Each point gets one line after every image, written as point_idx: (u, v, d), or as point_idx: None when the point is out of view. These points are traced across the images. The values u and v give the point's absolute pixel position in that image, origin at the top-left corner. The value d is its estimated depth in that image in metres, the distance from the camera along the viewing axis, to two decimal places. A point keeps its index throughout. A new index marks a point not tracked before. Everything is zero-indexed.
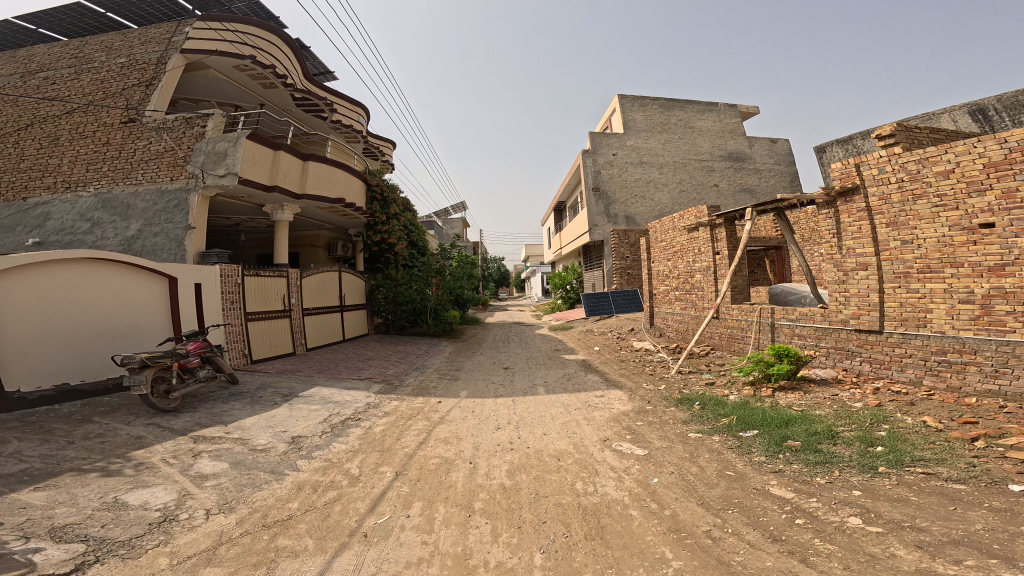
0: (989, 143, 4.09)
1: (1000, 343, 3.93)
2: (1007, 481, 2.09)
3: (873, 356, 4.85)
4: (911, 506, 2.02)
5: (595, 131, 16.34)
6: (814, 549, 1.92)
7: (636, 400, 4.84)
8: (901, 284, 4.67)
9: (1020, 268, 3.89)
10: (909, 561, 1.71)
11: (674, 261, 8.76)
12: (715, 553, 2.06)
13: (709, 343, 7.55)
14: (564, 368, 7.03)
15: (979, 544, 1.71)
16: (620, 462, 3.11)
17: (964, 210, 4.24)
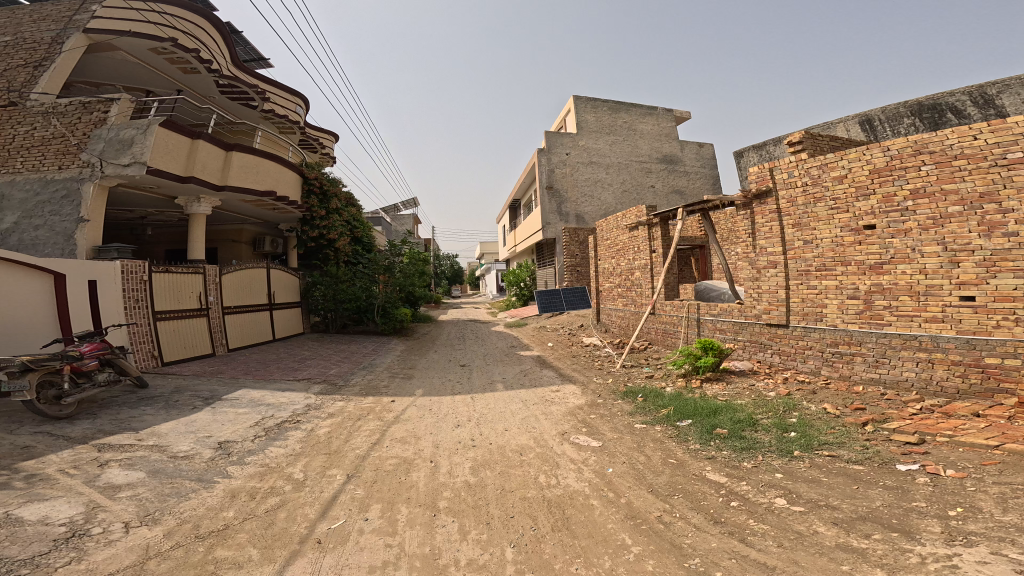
0: (875, 152, 4.78)
1: (879, 335, 4.64)
2: (895, 461, 2.58)
3: (781, 349, 5.54)
4: (824, 486, 2.47)
5: (550, 131, 16.71)
6: (751, 529, 2.27)
7: (588, 394, 5.13)
8: (803, 280, 5.36)
9: (894, 267, 4.61)
10: (830, 536, 2.11)
11: (617, 258, 9.23)
12: (668, 536, 2.35)
13: (646, 337, 8.09)
14: (519, 365, 7.22)
15: (882, 520, 2.14)
16: (578, 454, 3.35)
17: (852, 212, 4.92)
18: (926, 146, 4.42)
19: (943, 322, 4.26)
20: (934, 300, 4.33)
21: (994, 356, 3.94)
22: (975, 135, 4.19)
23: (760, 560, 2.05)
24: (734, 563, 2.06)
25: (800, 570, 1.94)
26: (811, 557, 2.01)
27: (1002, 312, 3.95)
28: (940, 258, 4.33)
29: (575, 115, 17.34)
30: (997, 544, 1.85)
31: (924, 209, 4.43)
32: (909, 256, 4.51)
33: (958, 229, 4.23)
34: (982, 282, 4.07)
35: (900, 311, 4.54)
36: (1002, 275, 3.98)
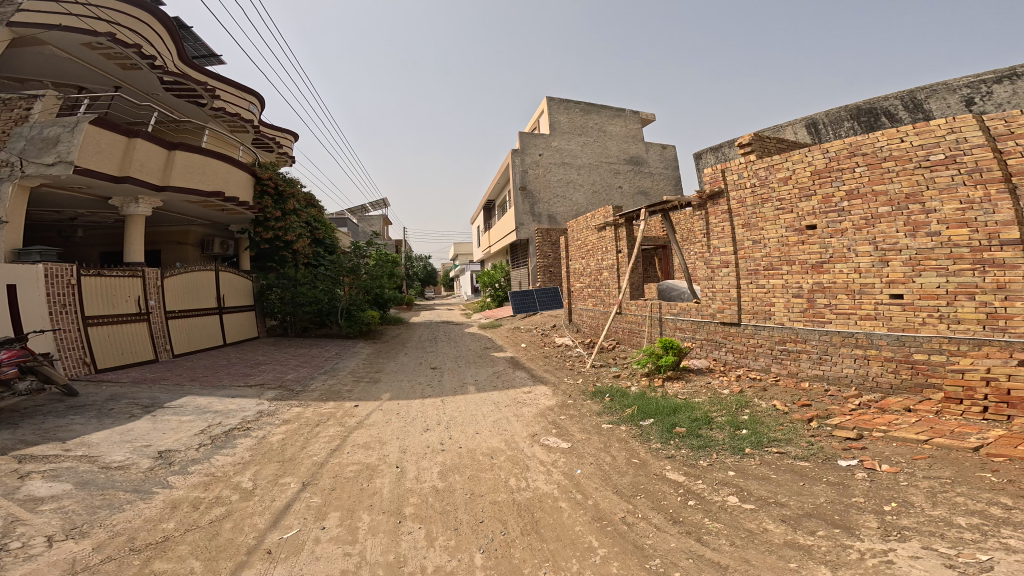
0: (816, 154, 5.19)
1: (821, 332, 5.02)
2: (837, 457, 2.84)
3: (734, 347, 5.89)
4: (773, 483, 2.68)
5: (524, 131, 16.81)
6: (706, 529, 2.42)
7: (559, 394, 5.29)
8: (753, 280, 5.74)
9: (832, 266, 5.01)
10: (778, 534, 2.30)
11: (587, 259, 9.50)
12: (632, 538, 2.46)
13: (614, 337, 8.41)
14: (493, 367, 7.32)
15: (825, 517, 2.35)
16: (548, 456, 3.48)
17: (796, 213, 5.31)
18: (860, 148, 4.84)
19: (875, 320, 4.65)
20: (867, 298, 4.73)
21: (921, 352, 4.31)
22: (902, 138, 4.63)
23: (715, 560, 2.19)
24: (691, 563, 2.19)
25: (751, 568, 2.11)
26: (760, 555, 2.19)
27: (924, 309, 4.35)
28: (872, 258, 4.75)
29: (548, 116, 17.47)
30: (927, 538, 2.08)
31: (858, 209, 4.83)
32: (844, 255, 4.94)
33: (888, 228, 4.66)
34: (909, 280, 4.47)
35: (839, 309, 4.93)
36: (923, 274, 4.39)
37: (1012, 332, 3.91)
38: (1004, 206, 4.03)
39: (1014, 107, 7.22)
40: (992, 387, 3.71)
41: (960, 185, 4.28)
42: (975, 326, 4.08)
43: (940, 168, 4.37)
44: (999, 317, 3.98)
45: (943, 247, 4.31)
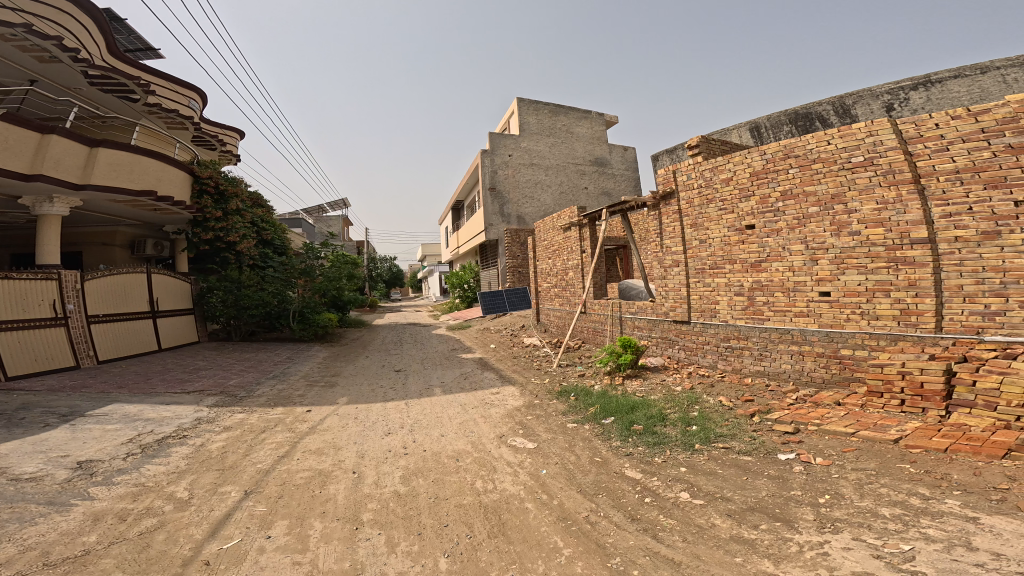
0: (755, 155, 5.72)
1: (761, 329, 5.58)
2: (777, 451, 3.16)
3: (686, 344, 6.46)
4: (720, 479, 2.91)
5: (493, 132, 17.16)
6: (661, 526, 2.57)
7: (526, 394, 5.58)
8: (700, 278, 6.34)
9: (769, 263, 5.58)
10: (725, 529, 2.48)
11: (554, 259, 10.02)
12: (593, 536, 2.55)
13: (580, 336, 8.97)
14: (461, 368, 7.59)
15: (767, 510, 2.57)
16: (515, 457, 3.64)
17: (737, 213, 5.89)
18: (793, 150, 5.39)
19: (808, 317, 5.22)
20: (800, 296, 5.31)
21: (848, 348, 4.86)
22: (829, 141, 5.16)
23: (669, 556, 2.33)
24: (648, 561, 2.31)
25: (703, 564, 2.25)
26: (709, 550, 2.35)
27: (848, 306, 4.93)
28: (803, 256, 5.31)
29: (517, 117, 17.89)
30: (858, 530, 2.34)
31: (792, 209, 5.39)
32: (779, 253, 5.52)
33: (815, 229, 5.24)
34: (834, 278, 5.06)
35: (776, 306, 5.50)
36: (847, 271, 4.97)
37: (923, 327, 4.47)
38: (913, 206, 4.58)
39: (928, 112, 8.26)
40: (908, 381, 4.16)
41: (877, 185, 4.82)
42: (891, 322, 4.66)
43: (861, 170, 4.91)
44: (910, 315, 4.55)
45: (863, 246, 4.90)
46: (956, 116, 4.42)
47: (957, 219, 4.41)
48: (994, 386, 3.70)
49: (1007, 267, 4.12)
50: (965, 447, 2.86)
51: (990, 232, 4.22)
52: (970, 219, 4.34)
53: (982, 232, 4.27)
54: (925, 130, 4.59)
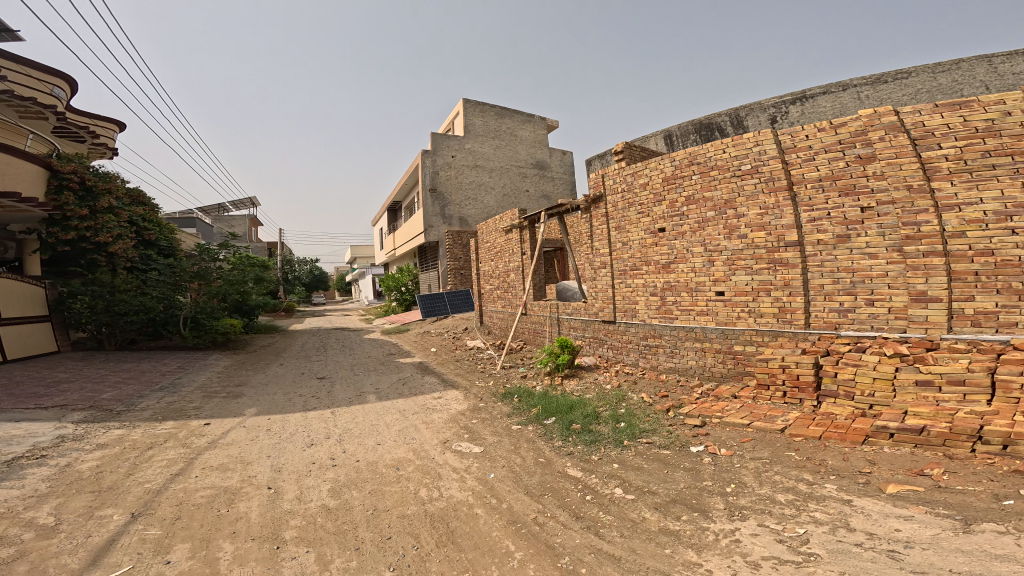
0: (666, 162, 7.91)
1: (670, 327, 7.79)
2: (690, 445, 4.76)
3: (613, 345, 8.83)
4: (644, 474, 4.13)
5: (436, 134, 21.46)
6: (604, 524, 3.28)
7: (468, 400, 7.64)
8: (624, 280, 8.63)
9: (676, 265, 7.81)
10: (654, 523, 3.25)
11: (497, 261, 13.29)
12: (544, 539, 3.13)
13: (522, 336, 11.83)
14: (400, 372, 10.27)
15: (686, 501, 3.57)
16: (460, 465, 4.79)
17: (652, 216, 8.12)
18: (697, 157, 7.52)
19: (708, 315, 7.35)
20: (700, 294, 7.48)
21: (740, 344, 6.93)
22: (724, 149, 7.24)
23: (611, 553, 2.91)
24: (592, 558, 2.89)
25: (636, 556, 2.90)
26: (642, 543, 3.05)
27: (738, 304, 7.05)
28: (703, 257, 7.46)
29: (464, 116, 22.56)
30: (761, 516, 3.39)
31: (694, 213, 7.54)
32: (684, 255, 7.70)
33: (712, 232, 7.37)
34: (727, 278, 7.19)
35: (682, 305, 7.69)
36: (737, 272, 7.09)
37: (796, 322, 6.52)
38: (786, 213, 6.63)
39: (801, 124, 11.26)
40: (789, 376, 6.13)
41: (761, 191, 6.86)
42: (772, 319, 6.72)
43: (748, 177, 6.97)
44: (786, 311, 6.62)
45: (749, 249, 6.98)
46: (821, 130, 6.45)
47: (819, 224, 6.46)
48: (844, 373, 5.72)
49: (853, 267, 6.16)
50: (836, 435, 4.95)
51: (841, 236, 6.27)
52: (827, 226, 6.40)
53: (837, 235, 6.32)
54: (798, 143, 6.64)
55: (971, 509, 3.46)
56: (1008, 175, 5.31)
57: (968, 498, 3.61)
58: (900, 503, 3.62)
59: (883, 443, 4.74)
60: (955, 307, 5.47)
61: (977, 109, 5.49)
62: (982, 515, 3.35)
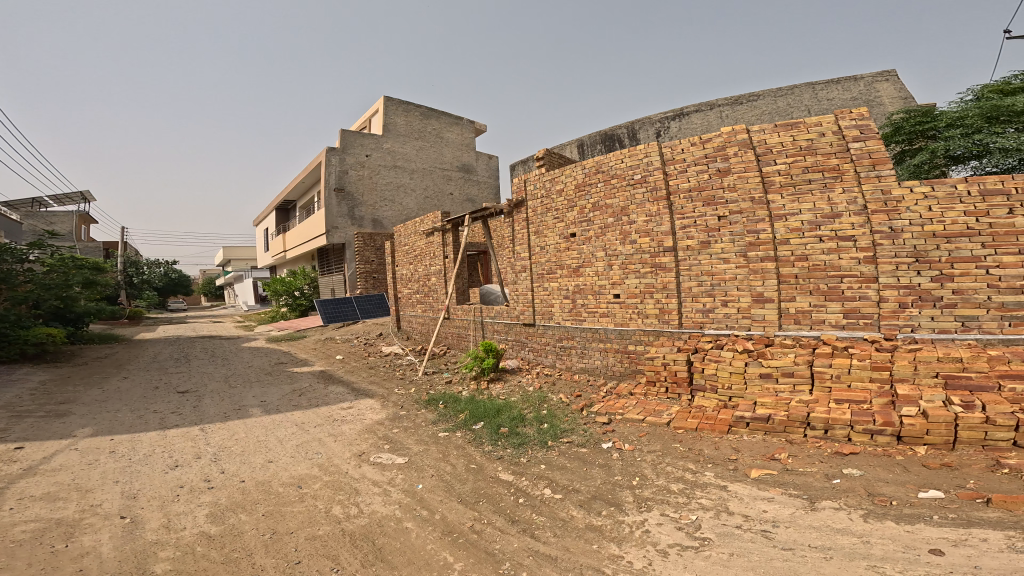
0: (578, 170, 8.27)
1: (579, 329, 8.22)
2: (600, 442, 5.45)
3: (534, 347, 9.05)
4: (571, 472, 4.72)
5: (347, 131, 21.11)
6: (536, 524, 3.76)
7: (384, 409, 7.46)
8: (541, 283, 8.91)
9: (583, 270, 8.23)
10: (581, 518, 3.83)
11: (415, 265, 13.11)
12: (483, 547, 3.47)
13: (444, 342, 11.75)
14: (296, 382, 9.62)
15: (604, 496, 4.17)
16: (380, 477, 4.83)
17: (566, 222, 8.48)
18: (603, 166, 7.95)
19: (608, 317, 7.88)
20: (602, 297, 7.97)
21: (634, 343, 7.53)
22: (622, 159, 7.74)
23: (546, 553, 3.36)
24: (532, 560, 3.28)
25: (572, 553, 3.35)
26: (574, 540, 3.53)
27: (631, 305, 7.61)
28: (604, 262, 7.94)
29: (385, 115, 22.56)
30: (661, 506, 3.98)
31: (599, 218, 8.00)
32: (589, 260, 8.14)
33: (610, 238, 7.87)
34: (622, 281, 7.73)
35: (589, 307, 8.13)
36: (629, 275, 7.64)
37: (670, 321, 7.22)
38: (664, 220, 7.28)
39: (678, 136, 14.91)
40: (670, 373, 6.76)
41: (646, 201, 7.45)
42: (654, 319, 7.34)
43: (638, 186, 7.54)
44: (664, 312, 7.28)
45: (637, 253, 7.55)
46: (692, 144, 7.14)
47: (688, 230, 7.15)
48: (708, 369, 6.39)
49: (712, 271, 6.94)
50: (707, 426, 5.59)
51: (704, 242, 7.01)
52: (693, 232, 7.10)
53: (700, 241, 7.04)
54: (676, 155, 7.28)
55: (811, 489, 4.16)
56: (819, 189, 6.33)
57: (808, 478, 4.35)
58: (761, 486, 4.27)
59: (741, 430, 5.45)
60: (783, 306, 6.45)
61: (803, 130, 6.47)
62: (821, 493, 4.08)
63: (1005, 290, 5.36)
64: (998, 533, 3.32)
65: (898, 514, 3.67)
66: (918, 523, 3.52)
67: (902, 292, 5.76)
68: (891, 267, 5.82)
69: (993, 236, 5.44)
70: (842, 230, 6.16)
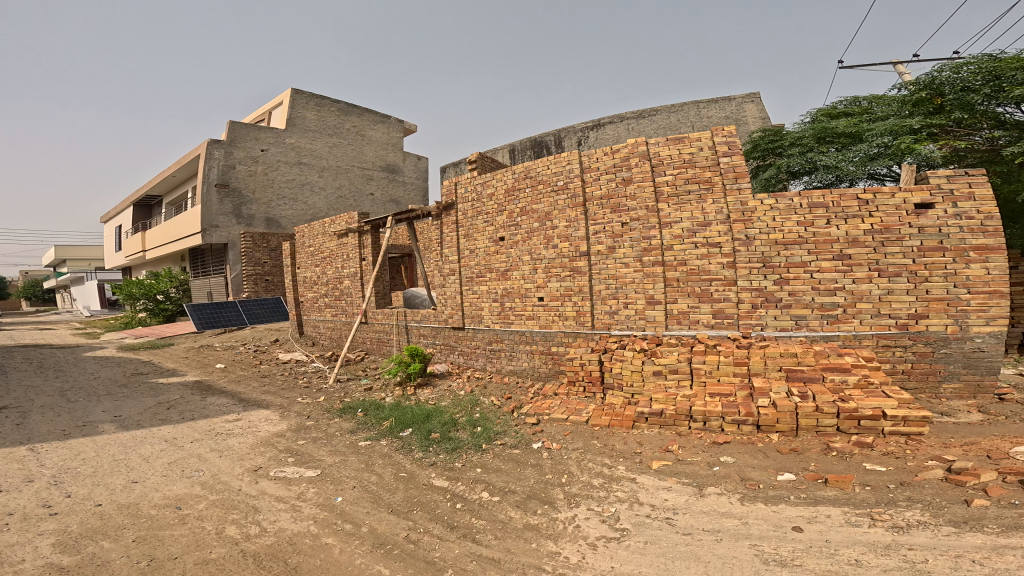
0: (508, 174, 8.34)
1: (507, 331, 8.31)
2: (533, 441, 5.57)
3: (463, 350, 9.00)
4: (506, 474, 4.75)
5: (234, 123, 19.69)
6: (475, 528, 3.77)
7: (280, 421, 7.01)
8: (470, 286, 8.89)
9: (510, 274, 8.33)
10: (520, 518, 3.88)
11: (322, 266, 12.53)
12: (420, 556, 3.41)
13: (361, 347, 11.30)
14: (164, 394, 8.79)
15: (538, 496, 4.24)
16: (287, 492, 4.56)
17: (495, 225, 8.53)
18: (530, 171, 8.09)
19: (533, 320, 8.03)
20: (527, 300, 8.10)
21: (558, 345, 7.76)
22: (549, 165, 7.90)
23: (489, 556, 3.37)
24: (475, 564, 3.29)
25: (514, 554, 3.38)
26: (515, 542, 3.55)
27: (553, 308, 7.82)
28: (530, 266, 8.08)
29: (294, 108, 21.55)
30: (587, 500, 4.14)
31: (526, 222, 8.12)
32: (517, 263, 8.23)
33: (536, 242, 8.02)
34: (545, 284, 7.91)
35: (516, 310, 8.24)
36: (551, 279, 7.84)
37: (582, 321, 7.54)
38: (580, 226, 7.57)
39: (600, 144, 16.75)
40: (586, 373, 7.01)
41: (567, 207, 7.70)
42: (572, 321, 7.62)
43: (561, 192, 7.76)
44: (580, 314, 7.57)
45: (558, 257, 7.78)
46: (604, 154, 7.45)
47: (599, 236, 7.47)
48: (614, 368, 6.69)
49: (615, 274, 7.31)
50: (616, 422, 5.89)
51: (609, 247, 7.37)
52: (603, 237, 7.43)
53: (607, 246, 7.39)
54: (592, 163, 7.56)
55: (697, 477, 4.52)
56: (695, 200, 6.90)
57: (694, 467, 4.72)
58: (660, 476, 4.56)
59: (643, 425, 5.81)
60: (668, 308, 6.97)
61: (686, 143, 6.93)
62: (706, 480, 4.44)
63: (825, 292, 6.35)
64: (839, 510, 3.79)
65: (764, 495, 4.09)
66: (779, 503, 3.95)
67: (753, 295, 6.58)
68: (746, 271, 6.60)
69: (815, 243, 6.40)
70: (711, 238, 6.79)
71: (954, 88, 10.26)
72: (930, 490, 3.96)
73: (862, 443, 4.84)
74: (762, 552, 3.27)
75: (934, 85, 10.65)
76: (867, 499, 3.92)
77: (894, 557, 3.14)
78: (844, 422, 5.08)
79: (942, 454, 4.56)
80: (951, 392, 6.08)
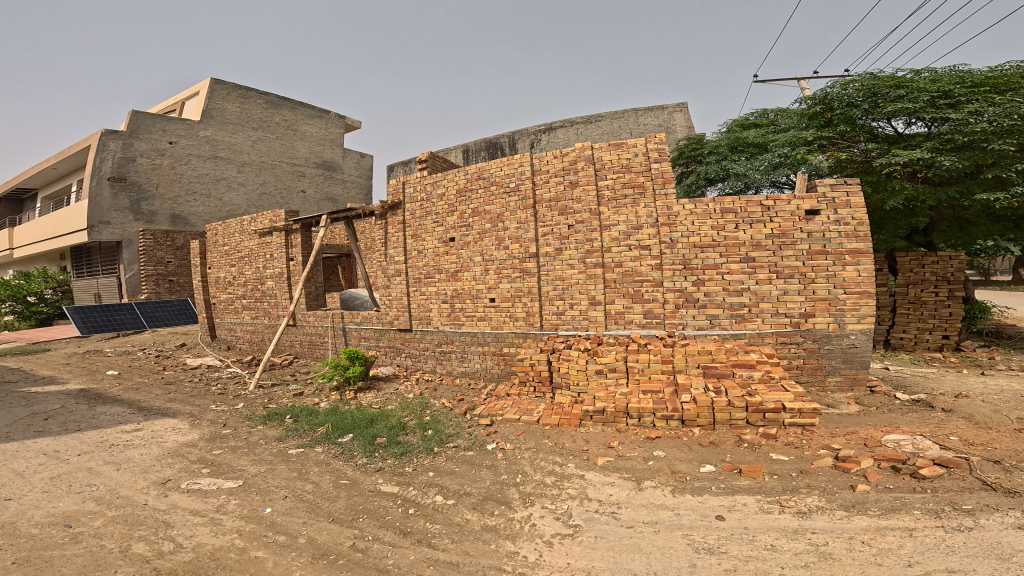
0: (459, 174, 8.30)
1: (458, 332, 8.27)
2: (486, 442, 5.60)
3: (410, 352, 8.87)
4: (459, 476, 4.72)
5: (138, 113, 18.43)
6: (429, 532, 3.72)
7: (189, 430, 6.62)
8: (418, 287, 8.77)
9: (460, 274, 8.29)
10: (476, 520, 3.87)
11: (239, 265, 12.00)
12: (371, 563, 3.35)
13: (290, 350, 10.91)
14: (42, 404, 8.09)
15: (494, 497, 4.25)
16: (207, 504, 4.34)
17: (445, 226, 8.47)
18: (483, 172, 8.08)
19: (484, 320, 8.03)
20: (479, 301, 8.09)
21: (508, 345, 7.80)
22: (501, 167, 7.93)
23: (445, 560, 3.34)
24: (432, 568, 3.26)
25: (471, 556, 3.38)
26: (473, 544, 3.53)
27: (504, 309, 7.84)
28: (481, 266, 8.07)
29: (211, 98, 20.54)
30: (541, 499, 4.18)
31: (478, 223, 8.10)
32: (467, 264, 8.21)
33: (487, 243, 8.03)
34: (496, 285, 7.92)
35: (467, 311, 8.21)
36: (502, 280, 7.86)
37: (532, 322, 7.61)
38: (529, 227, 7.64)
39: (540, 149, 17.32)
40: (536, 373, 7.11)
41: (517, 208, 7.76)
42: (522, 322, 7.68)
43: (512, 194, 7.81)
44: (529, 315, 7.64)
45: (509, 259, 7.81)
46: (552, 156, 7.57)
47: (547, 237, 7.57)
48: (561, 368, 6.77)
49: (563, 275, 7.43)
50: (564, 420, 5.99)
51: (556, 248, 7.48)
52: (550, 239, 7.54)
53: (554, 248, 7.50)
54: (542, 166, 7.65)
55: (636, 471, 4.66)
56: (631, 203, 7.09)
57: (631, 462, 4.87)
58: (607, 472, 4.68)
59: (588, 423, 5.90)
60: (607, 308, 7.17)
61: (624, 149, 7.13)
62: (642, 474, 4.58)
63: (732, 292, 6.72)
64: (753, 498, 4.00)
65: (690, 487, 4.28)
66: (699, 493, 4.15)
67: (675, 295, 6.87)
68: (672, 272, 6.88)
69: (726, 247, 6.74)
70: (642, 241, 7.02)
71: (841, 103, 11.04)
72: (823, 477, 4.28)
73: (767, 435, 5.13)
74: (693, 541, 3.42)
75: (826, 101, 11.39)
76: (774, 487, 4.17)
77: (801, 541, 3.37)
78: (752, 415, 5.38)
79: (830, 443, 4.91)
80: (833, 386, 6.57)
